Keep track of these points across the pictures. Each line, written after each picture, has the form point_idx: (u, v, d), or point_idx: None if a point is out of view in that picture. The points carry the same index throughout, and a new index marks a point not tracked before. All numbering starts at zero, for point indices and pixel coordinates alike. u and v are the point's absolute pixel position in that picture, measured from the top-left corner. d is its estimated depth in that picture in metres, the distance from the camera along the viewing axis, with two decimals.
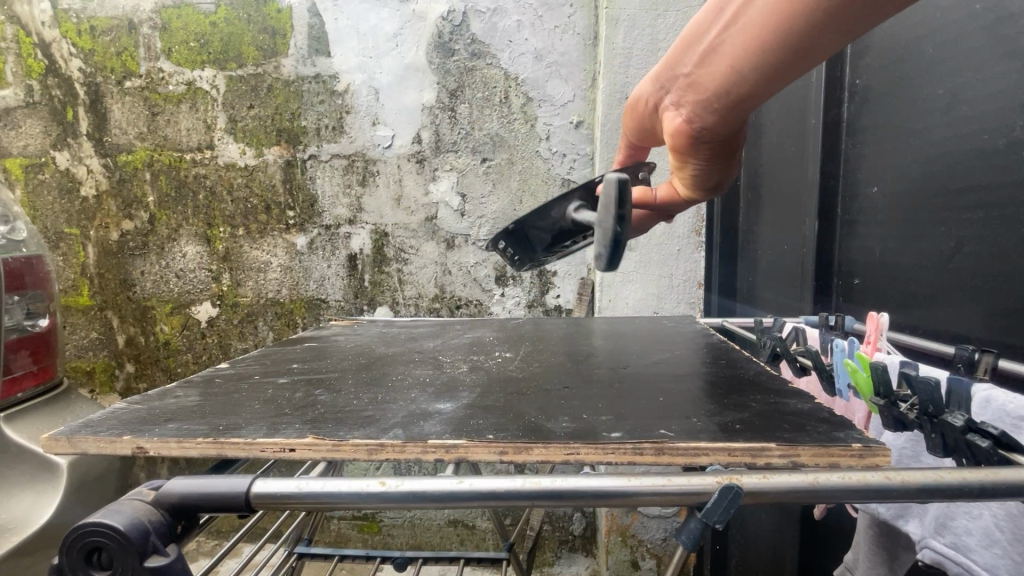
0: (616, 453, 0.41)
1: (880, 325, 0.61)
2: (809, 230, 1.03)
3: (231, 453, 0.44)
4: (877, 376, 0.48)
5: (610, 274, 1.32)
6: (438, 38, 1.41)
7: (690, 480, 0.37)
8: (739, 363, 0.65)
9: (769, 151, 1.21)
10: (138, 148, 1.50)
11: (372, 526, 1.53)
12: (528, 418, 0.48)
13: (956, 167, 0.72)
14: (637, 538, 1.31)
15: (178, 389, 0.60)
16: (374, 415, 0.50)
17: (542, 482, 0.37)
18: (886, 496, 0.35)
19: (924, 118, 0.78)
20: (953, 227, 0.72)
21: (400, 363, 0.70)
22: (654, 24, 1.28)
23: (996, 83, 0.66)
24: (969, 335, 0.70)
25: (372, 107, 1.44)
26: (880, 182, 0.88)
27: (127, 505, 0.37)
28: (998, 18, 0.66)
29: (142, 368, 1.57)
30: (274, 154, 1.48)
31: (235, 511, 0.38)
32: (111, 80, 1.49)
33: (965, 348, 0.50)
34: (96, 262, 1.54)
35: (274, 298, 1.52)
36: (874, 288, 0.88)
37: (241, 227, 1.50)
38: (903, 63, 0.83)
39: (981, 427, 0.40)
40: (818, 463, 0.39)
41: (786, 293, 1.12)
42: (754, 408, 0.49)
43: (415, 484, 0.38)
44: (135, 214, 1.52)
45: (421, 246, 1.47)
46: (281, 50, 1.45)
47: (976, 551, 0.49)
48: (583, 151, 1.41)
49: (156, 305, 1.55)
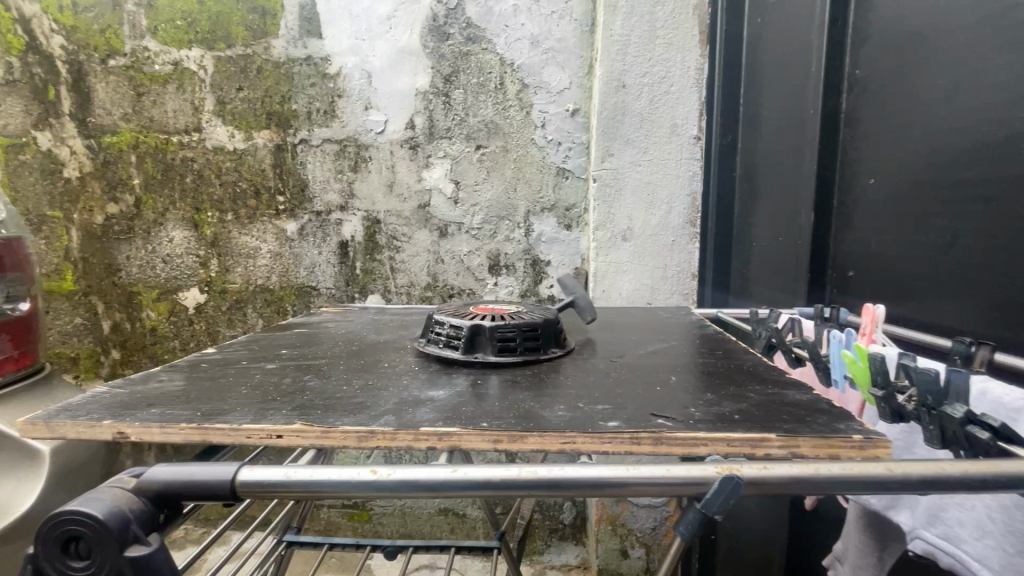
0: (613, 443, 0.40)
1: (876, 316, 0.61)
2: (805, 222, 1.02)
3: (216, 439, 0.43)
4: (874, 367, 0.48)
5: (604, 265, 1.32)
6: (433, 21, 1.38)
7: (689, 471, 0.36)
8: (735, 353, 0.64)
9: (765, 140, 1.20)
10: (123, 129, 1.46)
11: (363, 514, 1.53)
12: (523, 406, 0.47)
13: (956, 159, 0.71)
14: (627, 527, 1.32)
15: (163, 374, 0.59)
16: (364, 402, 0.49)
17: (539, 471, 0.36)
18: (888, 488, 0.35)
19: (925, 110, 0.77)
20: (951, 220, 0.72)
21: (391, 351, 0.69)
22: (652, 10, 1.25)
23: (998, 74, 0.65)
24: (963, 328, 0.70)
25: (365, 91, 1.41)
26: (878, 174, 0.87)
27: (106, 492, 0.35)
28: (1003, 7, 0.64)
29: (129, 354, 1.55)
30: (263, 138, 1.44)
31: (221, 501, 0.37)
32: (94, 58, 1.44)
33: (962, 341, 0.50)
34: (81, 246, 1.50)
35: (264, 285, 1.50)
36: (869, 279, 0.89)
37: (230, 212, 1.47)
38: (904, 53, 0.82)
39: (981, 419, 0.40)
40: (818, 454, 0.39)
41: (779, 285, 1.12)
42: (752, 398, 0.48)
43: (408, 472, 0.36)
44: (120, 197, 1.48)
45: (414, 233, 1.45)
46: (271, 31, 1.41)
47: (968, 542, 0.49)
48: (578, 139, 1.39)
49: (142, 290, 1.51)
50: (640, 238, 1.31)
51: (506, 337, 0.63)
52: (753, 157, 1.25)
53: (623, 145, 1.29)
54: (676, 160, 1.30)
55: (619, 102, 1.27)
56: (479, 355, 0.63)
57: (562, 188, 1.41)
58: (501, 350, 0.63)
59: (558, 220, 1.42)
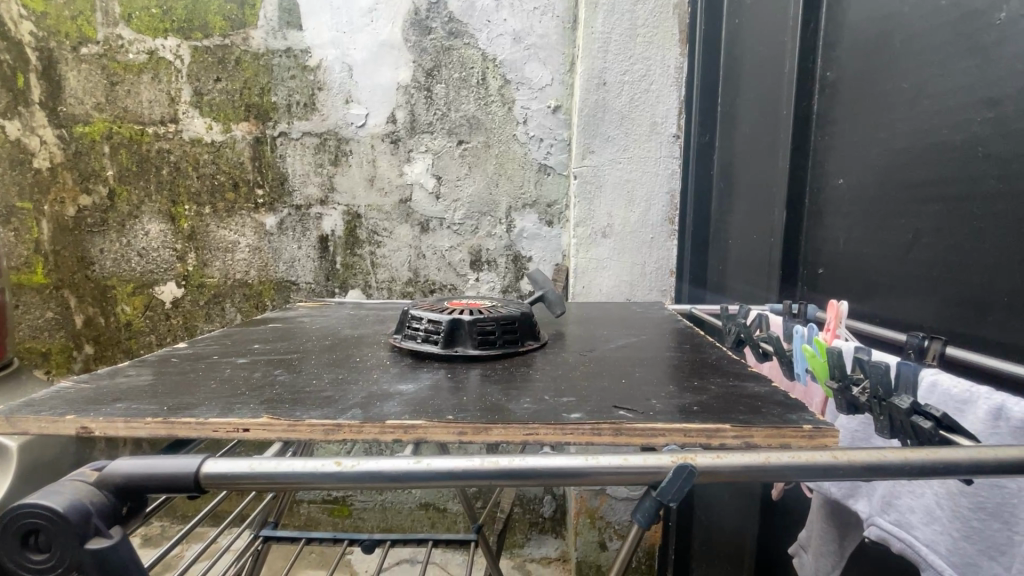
0: (575, 434, 0.42)
1: (839, 312, 0.62)
2: (777, 220, 1.04)
3: (182, 432, 0.43)
4: (832, 361, 0.49)
5: (583, 261, 1.33)
6: (415, 15, 1.37)
7: (646, 460, 0.37)
8: (703, 348, 0.66)
9: (741, 139, 1.22)
10: (96, 119, 1.43)
11: (343, 509, 1.53)
12: (491, 399, 0.48)
13: (918, 161, 0.74)
14: (605, 519, 1.34)
15: (131, 369, 0.58)
16: (334, 395, 0.49)
17: (501, 461, 0.37)
18: (834, 475, 0.36)
19: (890, 112, 0.80)
20: (913, 219, 0.74)
21: (366, 345, 0.70)
22: (632, 8, 1.26)
23: (957, 79, 0.67)
24: (922, 324, 0.73)
25: (345, 84, 1.40)
26: (847, 174, 0.90)
27: (67, 486, 0.35)
28: (963, 14, 0.67)
29: (103, 349, 1.52)
30: (242, 131, 1.42)
31: (185, 493, 0.37)
32: (66, 46, 1.41)
33: (914, 335, 0.52)
34: (52, 239, 1.47)
35: (242, 279, 1.48)
36: (837, 276, 0.91)
37: (207, 205, 1.45)
38: (872, 57, 0.84)
39: (926, 409, 0.41)
40: (771, 443, 0.40)
41: (753, 282, 1.14)
42: (713, 391, 0.50)
43: (373, 464, 0.37)
44: (93, 188, 1.45)
45: (395, 228, 1.44)
46: (250, 22, 1.39)
47: (919, 528, 0.51)
48: (560, 136, 1.40)
49: (117, 284, 1.49)
50: (619, 234, 1.32)
51: (486, 331, 0.64)
52: (730, 156, 1.27)
53: (603, 142, 1.30)
54: (655, 158, 1.32)
55: (599, 100, 1.28)
56: (459, 349, 0.63)
57: (543, 184, 1.42)
58: (481, 343, 0.64)
59: (539, 217, 1.43)
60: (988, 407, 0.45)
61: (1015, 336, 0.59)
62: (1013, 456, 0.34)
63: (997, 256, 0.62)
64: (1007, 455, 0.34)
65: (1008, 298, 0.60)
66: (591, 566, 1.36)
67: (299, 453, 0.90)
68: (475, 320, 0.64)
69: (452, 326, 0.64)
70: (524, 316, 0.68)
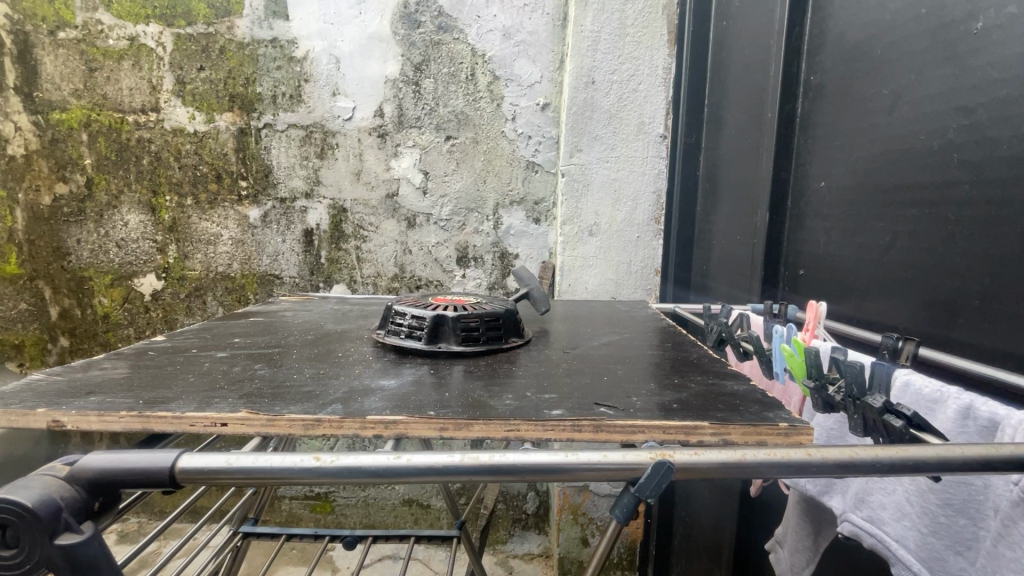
0: (556, 430, 0.42)
1: (818, 313, 0.63)
2: (760, 222, 1.06)
3: (158, 426, 0.42)
4: (810, 360, 0.50)
5: (570, 259, 1.34)
6: (404, 8, 1.36)
7: (625, 457, 0.38)
8: (684, 346, 0.67)
9: (726, 140, 1.23)
10: (73, 106, 1.39)
11: (325, 505, 1.52)
12: (473, 395, 0.48)
13: (895, 165, 0.75)
14: (588, 516, 1.35)
15: (106, 361, 0.57)
16: (314, 390, 0.49)
17: (482, 457, 0.37)
18: (807, 472, 0.37)
19: (870, 117, 0.81)
20: (890, 222, 0.76)
21: (348, 340, 0.69)
22: (621, 8, 1.27)
23: (934, 86, 0.69)
24: (897, 325, 0.74)
25: (333, 77, 1.39)
26: (828, 177, 0.91)
27: (38, 480, 0.34)
28: (942, 24, 0.68)
29: (79, 342, 1.49)
30: (226, 121, 1.40)
31: (161, 488, 0.37)
32: (42, 29, 1.37)
33: (891, 336, 0.51)
34: (26, 227, 1.43)
35: (225, 272, 1.46)
36: (818, 278, 0.93)
37: (189, 196, 1.43)
38: (854, 62, 0.85)
39: (897, 408, 0.42)
40: (748, 440, 0.41)
41: (735, 283, 1.16)
42: (692, 389, 0.50)
43: (352, 459, 0.37)
44: (70, 176, 1.42)
45: (381, 223, 1.43)
46: (235, 10, 1.37)
47: (889, 524, 0.52)
48: (549, 134, 1.40)
49: (95, 276, 1.45)
50: (606, 232, 1.33)
51: (470, 328, 0.64)
52: (715, 156, 1.28)
53: (591, 141, 1.30)
54: (643, 157, 1.33)
55: (588, 99, 1.29)
56: (442, 346, 0.63)
57: (531, 182, 1.42)
58: (465, 340, 0.64)
59: (526, 214, 1.43)
60: (958, 406, 0.46)
61: (986, 338, 0.61)
62: (979, 454, 0.35)
63: (968, 259, 0.64)
64: (972, 451, 0.35)
65: (979, 301, 0.62)
66: (573, 562, 1.37)
67: (281, 448, 0.89)
68: (460, 318, 0.64)
69: (437, 324, 0.64)
70: (510, 313, 0.69)
